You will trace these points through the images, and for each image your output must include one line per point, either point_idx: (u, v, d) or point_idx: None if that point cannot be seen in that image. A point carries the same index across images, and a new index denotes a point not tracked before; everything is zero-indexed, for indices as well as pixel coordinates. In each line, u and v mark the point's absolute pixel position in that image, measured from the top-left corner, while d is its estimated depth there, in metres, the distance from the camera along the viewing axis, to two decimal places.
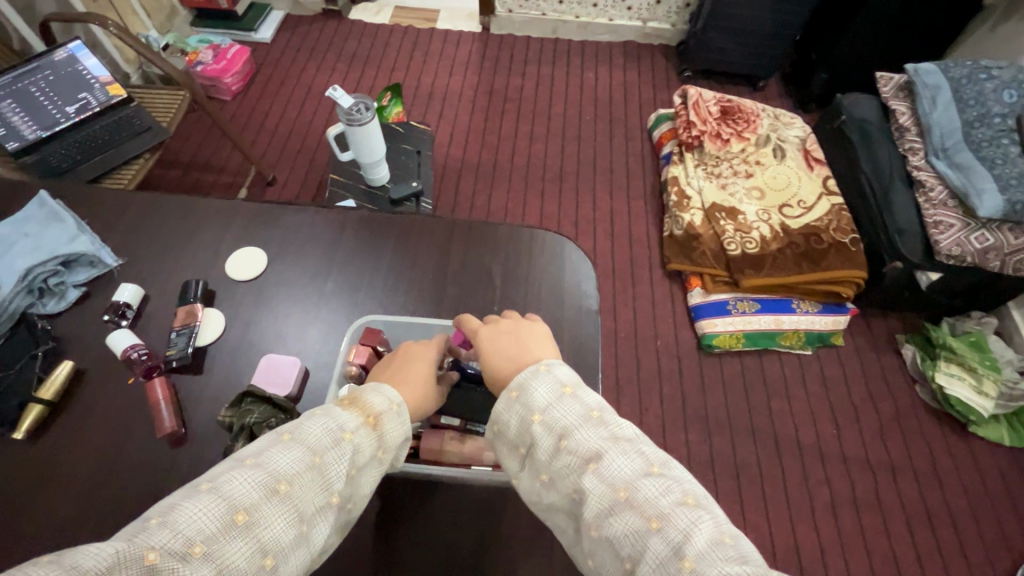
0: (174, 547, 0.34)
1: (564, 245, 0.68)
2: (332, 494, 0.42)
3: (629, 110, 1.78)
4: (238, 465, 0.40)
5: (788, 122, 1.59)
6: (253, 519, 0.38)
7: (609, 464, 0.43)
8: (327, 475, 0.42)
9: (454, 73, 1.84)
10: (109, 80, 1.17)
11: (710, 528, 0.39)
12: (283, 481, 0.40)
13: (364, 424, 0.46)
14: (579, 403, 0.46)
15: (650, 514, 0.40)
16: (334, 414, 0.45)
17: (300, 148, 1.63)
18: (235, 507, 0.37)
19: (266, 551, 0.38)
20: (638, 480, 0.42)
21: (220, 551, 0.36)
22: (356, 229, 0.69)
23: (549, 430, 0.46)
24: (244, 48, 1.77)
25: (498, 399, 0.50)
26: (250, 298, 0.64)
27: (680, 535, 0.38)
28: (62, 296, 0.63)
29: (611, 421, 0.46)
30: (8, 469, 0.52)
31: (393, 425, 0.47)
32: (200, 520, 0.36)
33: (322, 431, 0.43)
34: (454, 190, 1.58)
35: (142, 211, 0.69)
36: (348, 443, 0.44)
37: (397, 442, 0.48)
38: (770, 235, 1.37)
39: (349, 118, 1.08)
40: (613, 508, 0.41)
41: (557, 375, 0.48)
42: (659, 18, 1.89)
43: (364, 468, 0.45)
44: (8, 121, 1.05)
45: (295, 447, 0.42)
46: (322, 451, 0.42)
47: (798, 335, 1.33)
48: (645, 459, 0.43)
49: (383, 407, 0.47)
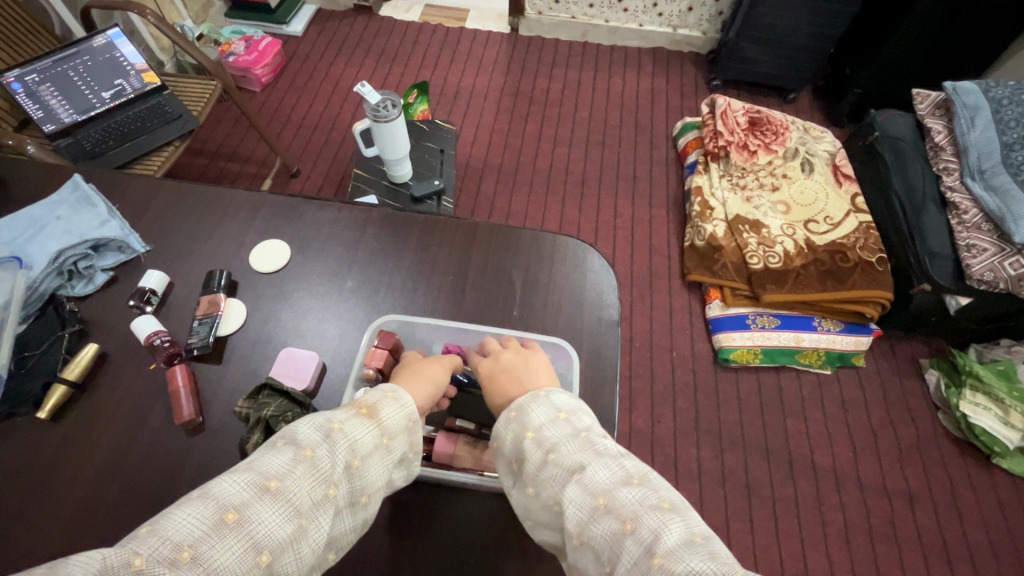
0: (162, 553, 0.34)
1: (587, 253, 0.67)
2: (330, 486, 0.42)
3: (654, 117, 1.76)
4: (231, 471, 0.40)
5: (818, 136, 1.56)
6: (244, 516, 0.37)
7: (591, 474, 0.43)
8: (322, 466, 0.42)
9: (480, 73, 1.84)
10: (145, 68, 1.20)
11: (681, 529, 0.38)
12: (274, 477, 0.39)
13: (357, 416, 0.46)
14: (569, 425, 0.47)
15: (624, 515, 0.39)
16: (325, 410, 0.45)
17: (325, 142, 1.64)
18: (225, 507, 0.37)
19: (261, 546, 0.37)
20: (617, 487, 0.41)
21: (211, 551, 0.35)
22: (378, 228, 0.69)
23: (539, 444, 0.46)
24: (276, 40, 1.79)
25: (498, 419, 0.50)
26: (270, 291, 0.64)
27: (651, 534, 0.37)
28: (91, 280, 0.63)
29: (598, 440, 0.46)
30: (28, 448, 0.52)
31: (390, 412, 0.47)
32: (187, 524, 0.36)
33: (312, 428, 0.43)
34: (475, 190, 1.58)
35: (171, 199, 0.70)
36: (340, 434, 0.44)
37: (398, 428, 0.47)
38: (794, 251, 1.34)
39: (376, 115, 1.09)
40: (592, 514, 0.40)
41: (554, 400, 0.49)
42: (690, 25, 1.87)
43: (367, 457, 0.45)
44: (46, 103, 1.09)
45: (286, 448, 0.42)
46: (313, 445, 0.42)
47: (818, 354, 1.31)
48: (625, 470, 0.43)
49: (377, 398, 0.48)
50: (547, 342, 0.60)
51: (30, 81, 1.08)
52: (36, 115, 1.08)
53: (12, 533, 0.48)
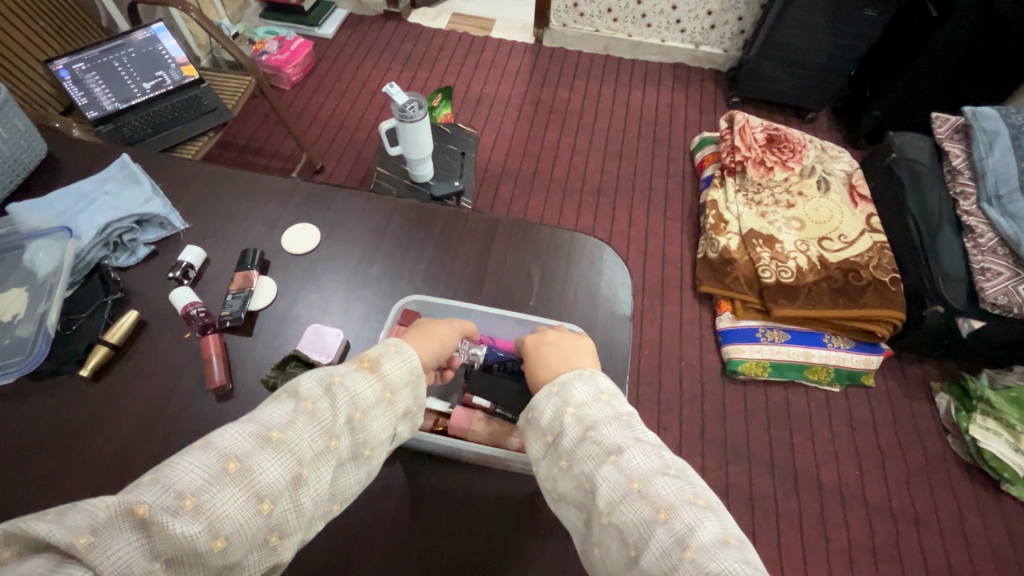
0: (165, 501, 0.37)
1: (603, 251, 0.69)
2: (331, 438, 0.44)
3: (672, 130, 1.79)
4: (233, 424, 0.43)
5: (835, 155, 1.57)
6: (245, 465, 0.40)
7: (628, 458, 0.45)
8: (323, 418, 0.44)
9: (503, 81, 1.89)
10: (185, 61, 1.26)
11: (716, 528, 0.40)
12: (275, 429, 0.42)
13: (359, 370, 0.49)
14: (612, 408, 0.49)
15: (659, 506, 0.41)
16: (327, 366, 0.48)
17: (349, 140, 1.70)
18: (227, 457, 0.40)
19: (261, 495, 0.39)
20: (654, 476, 0.44)
21: (212, 498, 0.38)
22: (404, 218, 0.72)
23: (579, 422, 0.48)
24: (307, 42, 1.86)
25: (537, 392, 0.52)
26: (299, 272, 0.67)
27: (685, 528, 0.40)
28: (134, 252, 0.67)
29: (637, 426, 0.48)
30: (70, 405, 0.56)
31: (392, 365, 0.50)
32: (191, 474, 0.38)
33: (314, 383, 0.46)
34: (493, 194, 1.62)
35: (211, 181, 0.73)
36: (341, 387, 0.46)
37: (399, 380, 0.50)
38: (807, 267, 1.36)
39: (402, 115, 1.13)
40: (624, 497, 0.43)
41: (598, 382, 0.51)
42: (712, 42, 1.91)
43: (369, 410, 0.47)
44: (91, 91, 1.16)
45: (288, 402, 0.45)
46: (315, 398, 0.45)
47: (827, 370, 1.31)
48: (663, 461, 0.45)
49: (380, 351, 0.50)
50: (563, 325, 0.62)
51: (78, 69, 1.15)
52: (81, 102, 1.15)
53: (49, 484, 0.51)
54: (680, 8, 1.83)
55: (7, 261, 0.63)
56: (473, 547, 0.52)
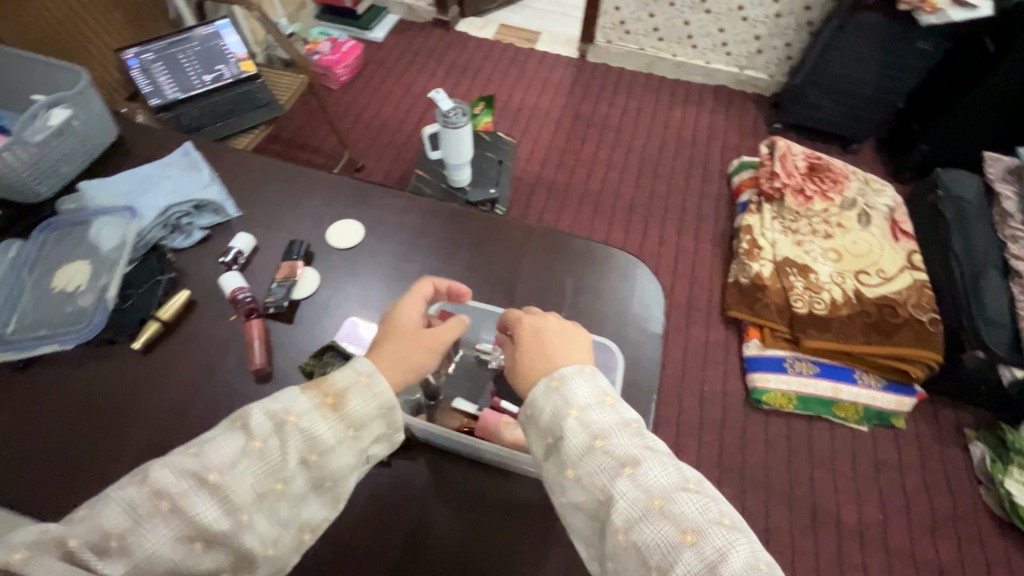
0: (94, 538, 0.40)
1: (638, 268, 0.69)
2: (277, 481, 0.44)
3: (710, 152, 1.78)
4: (179, 453, 0.44)
5: (879, 189, 1.53)
6: (177, 506, 0.41)
7: (645, 470, 0.44)
8: (269, 461, 0.44)
9: (544, 92, 1.92)
10: (244, 57, 1.31)
11: (746, 552, 0.40)
12: (213, 470, 0.43)
13: (321, 406, 0.47)
14: (617, 414, 0.48)
15: (686, 527, 0.41)
16: (288, 397, 0.47)
17: (390, 141, 1.74)
18: (161, 496, 0.41)
19: (193, 537, 0.41)
20: (676, 492, 0.43)
21: (139, 538, 0.40)
22: (444, 220, 0.73)
23: (586, 428, 0.47)
24: (358, 44, 1.92)
25: (533, 387, 0.51)
26: (341, 265, 0.69)
27: (714, 553, 0.40)
28: (189, 235, 0.70)
29: (647, 435, 0.48)
30: (120, 374, 0.59)
31: (358, 400, 0.48)
32: (124, 511, 0.41)
33: (267, 418, 0.46)
34: (526, 203, 1.64)
35: (263, 171, 0.76)
36: (294, 427, 0.46)
37: (364, 416, 0.48)
38: (842, 300, 1.33)
39: (445, 120, 1.16)
40: (645, 514, 0.42)
41: (601, 383, 0.50)
42: (757, 66, 1.90)
43: (327, 451, 0.47)
44: (156, 80, 1.23)
45: (239, 436, 0.45)
46: (263, 437, 0.45)
47: (856, 408, 1.28)
48: (683, 475, 0.45)
49: (348, 384, 0.48)
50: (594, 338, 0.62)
51: (145, 58, 1.23)
52: (146, 90, 1.22)
53: (96, 448, 0.54)
54: (728, 30, 1.82)
55: (73, 236, 0.67)
56: (489, 548, 0.53)
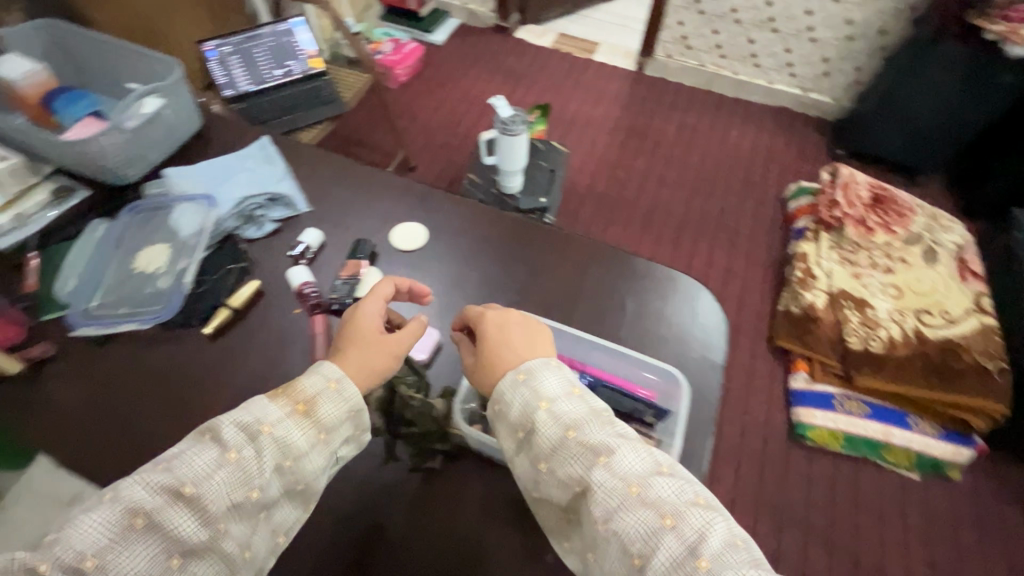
0: (67, 561, 0.38)
1: (702, 294, 0.67)
2: (253, 490, 0.44)
3: (767, 175, 1.73)
4: (149, 467, 0.43)
5: (947, 225, 1.45)
6: (154, 521, 0.40)
7: (620, 458, 0.44)
8: (246, 470, 0.44)
9: (599, 103, 1.90)
10: (313, 54, 1.35)
11: (724, 530, 0.41)
12: (188, 483, 0.42)
13: (294, 413, 0.47)
14: (585, 402, 0.48)
15: (664, 511, 0.41)
16: (258, 407, 0.47)
17: (444, 143, 1.77)
18: (134, 512, 0.40)
19: (170, 551, 0.41)
20: (651, 478, 0.43)
21: (115, 557, 0.39)
22: (505, 229, 0.73)
23: (557, 419, 0.47)
24: (419, 47, 1.97)
25: (499, 380, 0.51)
26: (402, 267, 0.70)
27: (694, 534, 0.40)
28: (261, 226, 0.72)
29: (617, 421, 0.48)
30: (190, 357, 0.61)
31: (328, 406, 0.49)
32: (96, 531, 0.39)
33: (239, 428, 0.45)
34: (573, 213, 1.63)
35: (332, 169, 0.78)
36: (267, 435, 0.46)
37: (335, 421, 0.49)
38: (900, 339, 1.26)
39: (504, 128, 1.17)
40: (623, 503, 0.42)
41: (567, 373, 0.50)
42: (823, 90, 1.84)
43: (302, 457, 0.47)
44: (232, 73, 1.28)
45: (211, 448, 0.44)
46: (238, 447, 0.44)
47: (908, 454, 1.21)
48: (656, 460, 0.45)
49: (318, 391, 0.49)
50: (660, 365, 0.61)
51: (223, 51, 1.29)
52: (221, 81, 1.28)
53: (167, 428, 0.56)
54: (794, 51, 1.77)
55: (154, 220, 0.70)
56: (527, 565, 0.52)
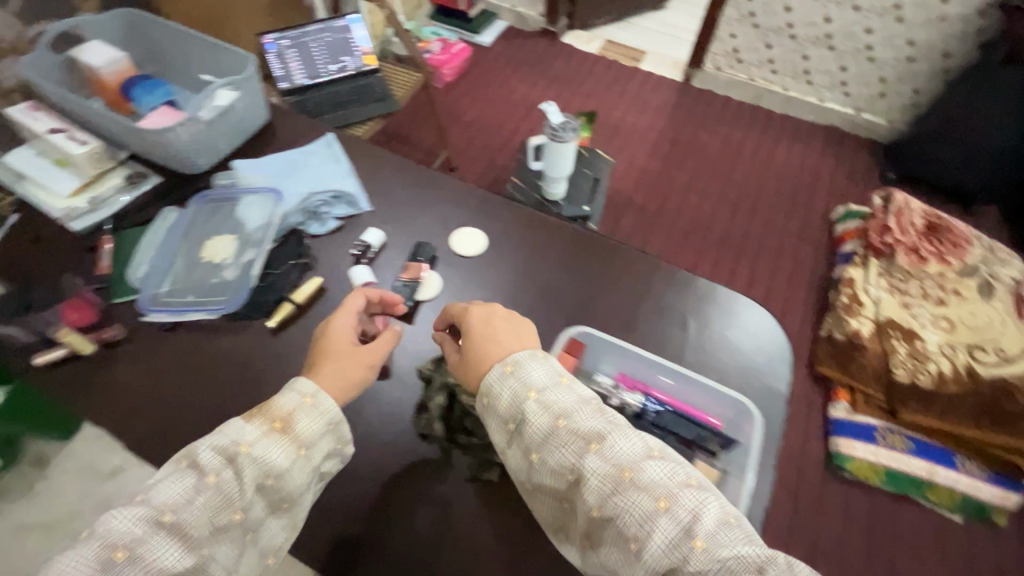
0: None
1: (767, 321, 0.66)
2: (235, 511, 0.45)
3: (814, 195, 1.69)
4: (128, 502, 0.43)
5: (1006, 259, 1.38)
6: (134, 554, 0.41)
7: (611, 445, 0.46)
8: (227, 492, 0.45)
9: (644, 113, 1.88)
10: (368, 52, 1.37)
11: (716, 509, 0.43)
12: (167, 512, 0.43)
13: (271, 431, 0.48)
14: (572, 391, 0.50)
15: (658, 494, 0.43)
16: (234, 429, 0.47)
17: (486, 145, 1.77)
18: (114, 547, 0.41)
19: None
20: (643, 462, 0.45)
21: None
22: (563, 240, 0.72)
23: (545, 408, 0.48)
24: (466, 48, 1.98)
25: (487, 373, 0.52)
26: (460, 273, 0.70)
27: (688, 515, 0.42)
28: (324, 223, 0.73)
29: (605, 408, 0.49)
30: (253, 349, 0.62)
31: (306, 421, 0.50)
32: (79, 569, 0.40)
33: (216, 452, 0.46)
34: (613, 224, 1.61)
35: (393, 170, 0.79)
36: (245, 455, 0.46)
37: (315, 435, 0.50)
38: (951, 375, 1.21)
39: (553, 134, 1.16)
40: (618, 487, 0.44)
41: (554, 365, 0.52)
42: (877, 111, 1.79)
43: (283, 474, 0.48)
44: (288, 66, 1.30)
45: (189, 475, 0.45)
46: (216, 471, 0.45)
47: (951, 495, 1.16)
48: (646, 444, 0.47)
49: (294, 407, 0.50)
50: (733, 396, 0.59)
51: (282, 45, 1.30)
52: (277, 73, 1.29)
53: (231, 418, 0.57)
54: (850, 70, 1.73)
55: (222, 211, 0.72)
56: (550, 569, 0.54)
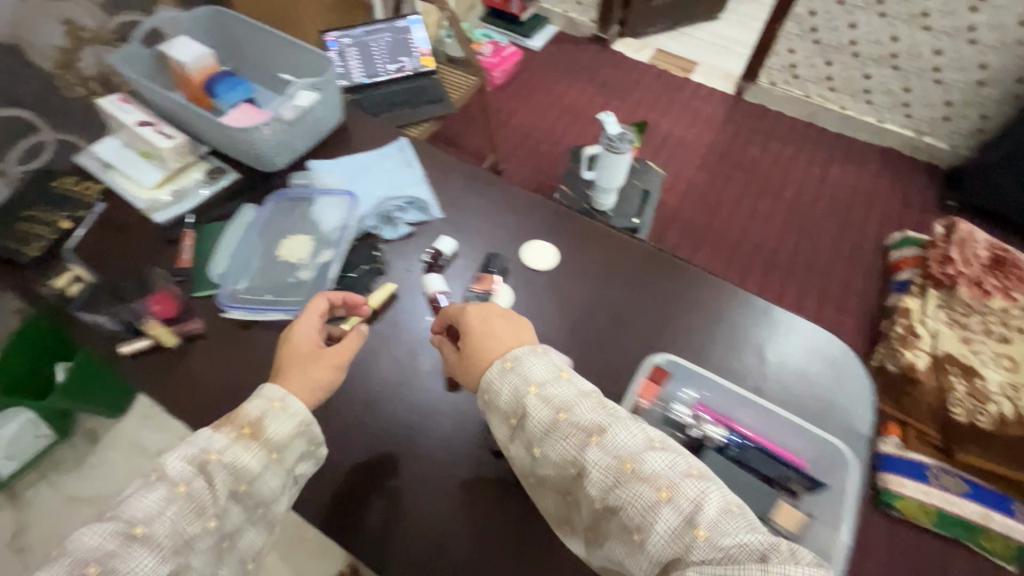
0: None
1: (849, 357, 0.63)
2: (209, 518, 0.46)
3: (868, 218, 1.63)
4: (97, 520, 0.44)
5: None
6: (106, 567, 0.42)
7: (612, 436, 0.46)
8: (198, 499, 0.46)
9: (693, 125, 1.85)
10: (426, 53, 1.37)
11: (718, 498, 0.43)
12: (138, 524, 0.44)
13: (241, 438, 0.50)
14: (571, 384, 0.50)
15: (659, 484, 0.43)
16: (202, 439, 0.49)
17: (532, 150, 1.76)
18: (85, 563, 0.42)
19: None
20: (643, 452, 0.45)
21: None
22: (630, 257, 0.71)
23: (545, 402, 0.49)
24: (517, 52, 1.98)
25: (488, 368, 0.52)
26: (528, 286, 0.69)
27: (689, 504, 0.42)
28: (396, 228, 0.73)
29: (606, 401, 0.49)
30: None
31: (276, 424, 0.51)
32: None
33: (184, 463, 0.47)
34: (657, 237, 1.59)
35: (461, 177, 0.79)
36: (216, 461, 0.48)
37: (286, 437, 0.51)
38: (1015, 418, 1.12)
39: (609, 145, 1.14)
40: (620, 479, 0.44)
41: (554, 359, 0.52)
42: (939, 134, 1.72)
43: (255, 479, 0.49)
44: (348, 65, 1.32)
45: (160, 487, 0.46)
46: (186, 480, 0.46)
47: (1007, 543, 1.10)
48: (648, 436, 0.46)
49: (263, 412, 0.51)
50: (819, 434, 0.58)
51: (343, 43, 1.34)
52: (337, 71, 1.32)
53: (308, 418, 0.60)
54: (914, 91, 1.67)
55: (297, 211, 0.73)
56: None
